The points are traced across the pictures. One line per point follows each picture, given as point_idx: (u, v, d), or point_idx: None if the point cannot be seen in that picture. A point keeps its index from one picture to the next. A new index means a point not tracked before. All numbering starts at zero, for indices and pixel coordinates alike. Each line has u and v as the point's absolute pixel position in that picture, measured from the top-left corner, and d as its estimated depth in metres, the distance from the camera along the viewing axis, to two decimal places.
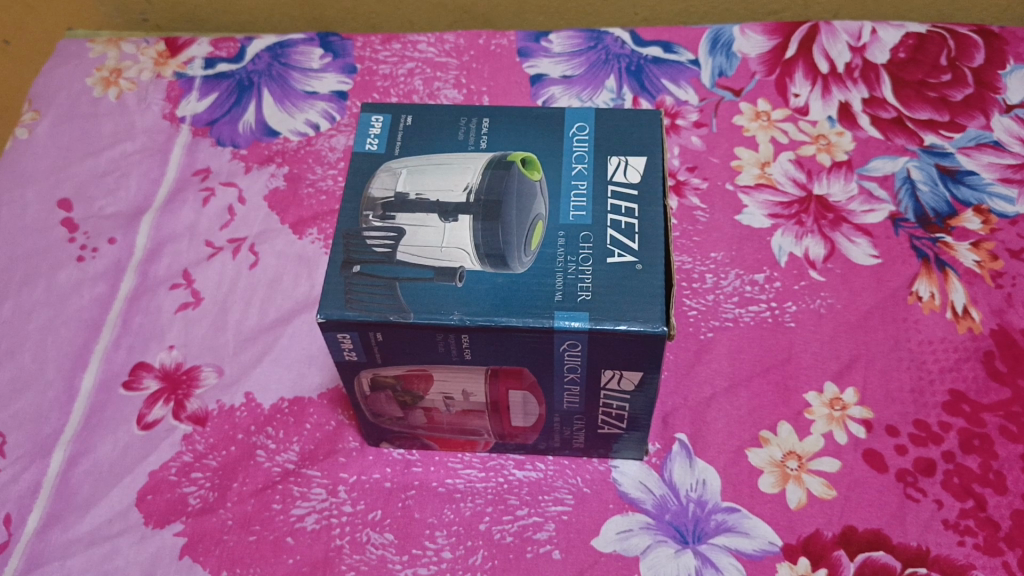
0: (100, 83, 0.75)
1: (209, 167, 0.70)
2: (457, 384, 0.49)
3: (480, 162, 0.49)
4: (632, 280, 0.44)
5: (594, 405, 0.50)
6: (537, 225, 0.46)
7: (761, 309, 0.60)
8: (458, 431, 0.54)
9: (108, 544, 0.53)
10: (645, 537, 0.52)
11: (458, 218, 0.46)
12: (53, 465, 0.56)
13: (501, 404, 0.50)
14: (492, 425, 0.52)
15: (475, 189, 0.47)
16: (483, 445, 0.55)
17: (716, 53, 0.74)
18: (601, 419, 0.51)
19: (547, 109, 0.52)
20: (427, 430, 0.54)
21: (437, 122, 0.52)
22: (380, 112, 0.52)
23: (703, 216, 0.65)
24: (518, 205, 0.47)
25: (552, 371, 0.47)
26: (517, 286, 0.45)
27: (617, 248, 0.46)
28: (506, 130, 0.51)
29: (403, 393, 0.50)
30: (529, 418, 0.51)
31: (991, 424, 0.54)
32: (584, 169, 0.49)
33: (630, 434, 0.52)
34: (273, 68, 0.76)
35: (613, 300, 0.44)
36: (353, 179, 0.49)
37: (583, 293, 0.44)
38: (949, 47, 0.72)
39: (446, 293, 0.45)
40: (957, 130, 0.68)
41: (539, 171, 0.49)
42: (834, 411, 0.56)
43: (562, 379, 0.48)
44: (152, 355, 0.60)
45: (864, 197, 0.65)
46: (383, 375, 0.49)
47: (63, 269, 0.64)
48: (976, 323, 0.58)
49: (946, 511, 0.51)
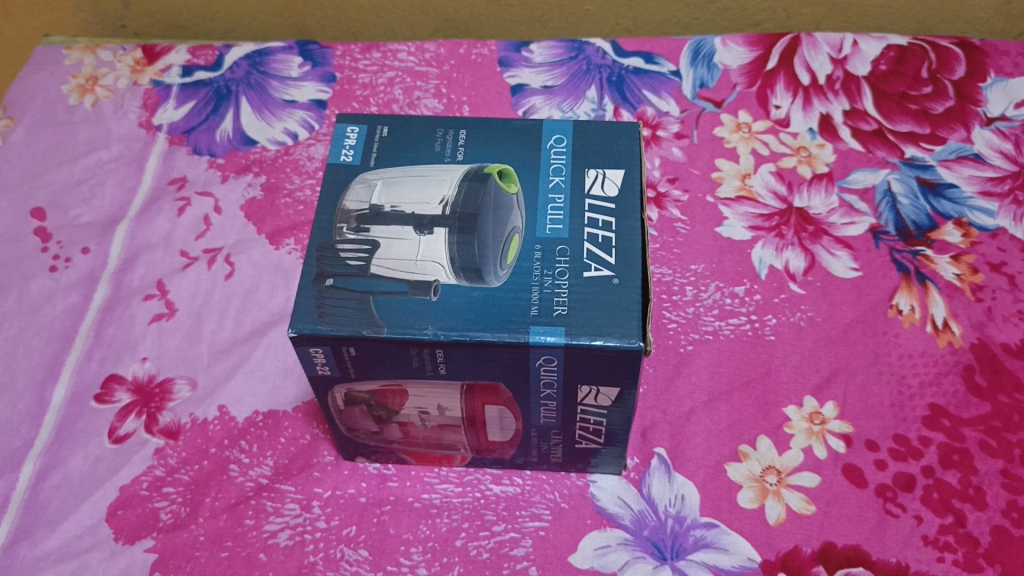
0: (77, 90, 0.74)
1: (185, 176, 0.69)
2: (433, 398, 0.48)
3: (457, 174, 0.48)
4: (609, 293, 0.44)
5: (571, 421, 0.50)
6: (514, 238, 0.46)
7: (741, 322, 0.60)
8: (433, 445, 0.53)
9: (77, 560, 0.52)
10: (623, 553, 0.51)
11: (434, 231, 0.46)
12: (22, 478, 0.55)
13: (478, 419, 0.50)
14: (469, 440, 0.52)
15: (451, 202, 0.47)
16: (460, 460, 0.54)
17: (697, 64, 0.74)
18: (578, 434, 0.51)
19: (525, 121, 0.52)
20: (403, 444, 0.53)
21: (413, 133, 0.51)
22: (356, 123, 0.51)
23: (683, 228, 0.65)
24: (494, 219, 0.46)
25: (529, 387, 0.47)
26: (492, 300, 0.44)
27: (594, 262, 0.45)
28: (484, 142, 0.51)
29: (378, 408, 0.49)
30: (506, 433, 0.51)
31: (971, 440, 0.54)
32: (561, 182, 0.49)
33: (607, 449, 0.52)
34: (252, 77, 0.75)
35: (589, 315, 0.43)
36: (327, 189, 0.48)
37: (559, 308, 0.44)
38: (931, 60, 0.72)
39: (420, 307, 0.44)
40: (938, 143, 0.68)
41: (515, 184, 0.48)
42: (814, 426, 0.55)
43: (538, 394, 0.47)
44: (125, 366, 0.59)
45: (845, 209, 0.65)
46: (358, 389, 0.48)
47: (36, 279, 0.63)
48: (956, 337, 0.58)
49: (926, 527, 0.51)
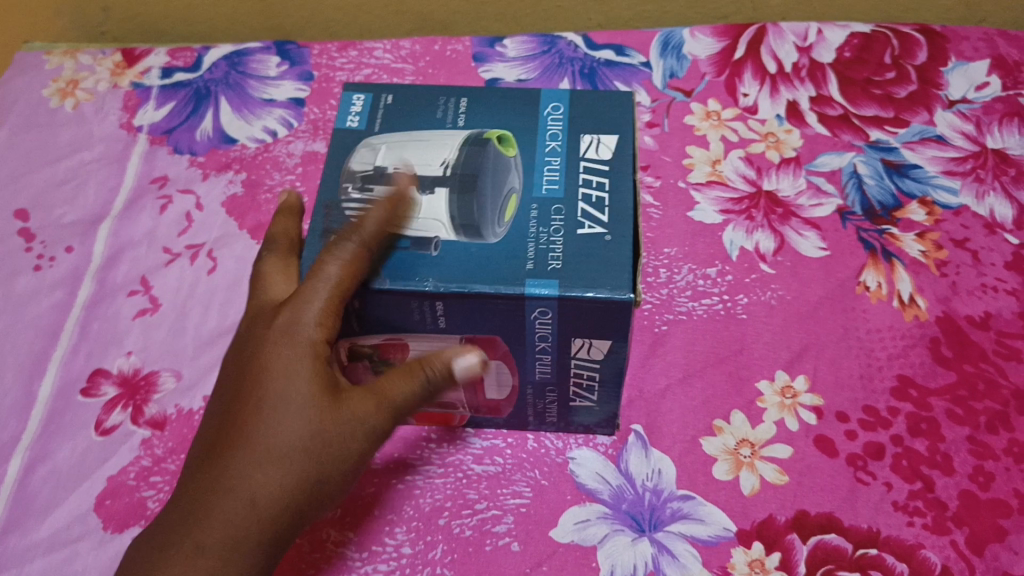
0: (57, 93, 0.75)
1: (167, 174, 0.70)
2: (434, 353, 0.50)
3: (458, 138, 0.50)
4: (604, 248, 0.45)
5: (567, 376, 0.51)
6: (512, 197, 0.47)
7: (713, 302, 0.61)
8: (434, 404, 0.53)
9: (68, 549, 0.53)
10: (602, 527, 0.52)
11: (435, 190, 0.47)
12: (11, 471, 0.56)
13: (476, 375, 0.51)
14: (468, 401, 0.53)
15: (452, 164, 0.48)
16: (459, 418, 0.56)
17: (667, 56, 0.76)
18: (573, 390, 0.52)
19: (524, 89, 0.53)
20: None
21: (416, 101, 0.53)
22: (361, 91, 0.53)
23: (656, 213, 0.66)
24: (493, 179, 0.48)
25: (524, 339, 0.48)
26: (489, 254, 0.45)
27: (588, 218, 0.46)
28: (485, 109, 0.52)
29: (378, 365, 0.50)
30: (501, 394, 0.53)
31: (938, 408, 0.56)
32: (558, 145, 0.50)
33: (601, 406, 0.53)
34: (231, 77, 0.76)
35: (583, 269, 0.45)
36: (335, 152, 0.50)
37: (554, 261, 0.45)
38: (893, 46, 0.74)
39: (421, 261, 0.45)
40: (902, 126, 0.70)
41: (513, 148, 0.50)
42: (785, 399, 0.57)
43: (531, 346, 0.49)
44: (110, 360, 0.60)
45: (813, 191, 0.66)
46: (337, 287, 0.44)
47: (20, 278, 0.64)
48: (922, 311, 0.60)
49: (896, 493, 0.53)
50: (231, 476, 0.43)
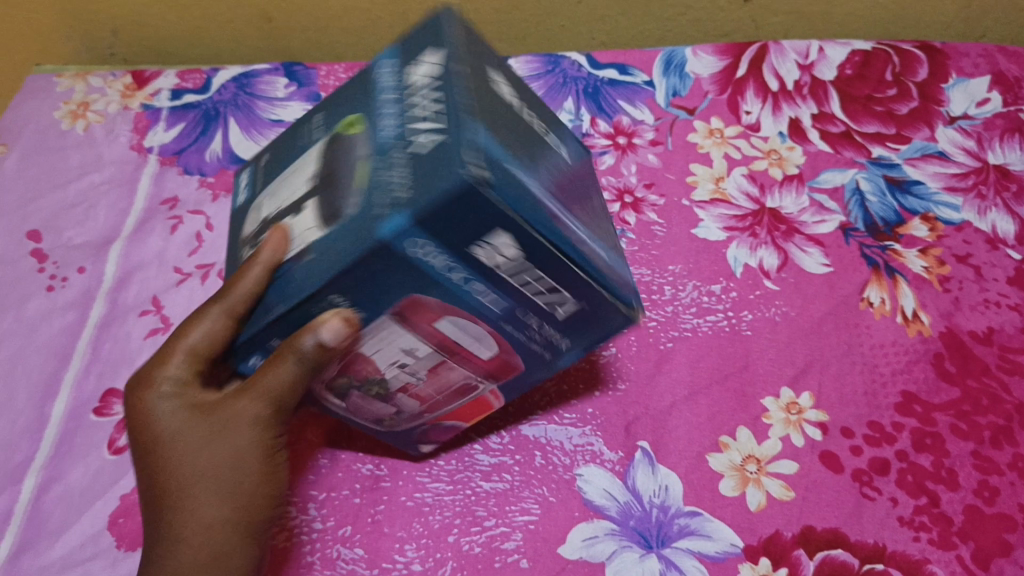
0: (69, 116, 0.77)
1: (176, 196, 0.71)
2: (398, 346, 0.45)
3: (319, 148, 0.47)
4: (479, 99, 0.40)
5: (517, 300, 0.42)
6: (358, 166, 0.40)
7: (718, 319, 0.62)
8: (455, 396, 0.51)
9: (80, 568, 0.53)
10: (610, 543, 0.53)
11: (303, 206, 0.44)
12: (24, 492, 0.56)
13: (448, 343, 0.45)
14: (468, 366, 0.48)
15: (314, 174, 0.45)
16: (495, 397, 0.53)
17: (669, 74, 0.77)
18: (528, 315, 0.44)
19: (363, 70, 0.48)
20: (428, 411, 0.52)
21: (289, 145, 0.52)
22: (247, 168, 0.57)
23: (660, 231, 0.67)
24: (341, 159, 0.43)
25: (431, 278, 0.39)
26: (349, 222, 0.39)
27: (424, 139, 0.38)
28: (340, 108, 0.48)
29: (367, 384, 0.48)
30: (492, 347, 0.46)
31: (942, 423, 0.56)
32: (387, 96, 0.43)
33: (566, 326, 0.46)
34: (239, 98, 0.77)
35: (426, 176, 0.36)
36: (235, 235, 0.53)
37: (394, 193, 0.37)
38: (894, 63, 0.75)
39: (297, 269, 0.41)
40: (904, 142, 0.71)
41: (356, 124, 0.44)
42: (790, 415, 0.57)
43: (441, 277, 0.39)
44: (122, 381, 0.61)
45: (816, 208, 0.67)
46: (186, 339, 0.47)
47: (33, 299, 0.65)
48: (925, 326, 0.60)
49: (901, 509, 0.53)
50: (183, 530, 0.45)
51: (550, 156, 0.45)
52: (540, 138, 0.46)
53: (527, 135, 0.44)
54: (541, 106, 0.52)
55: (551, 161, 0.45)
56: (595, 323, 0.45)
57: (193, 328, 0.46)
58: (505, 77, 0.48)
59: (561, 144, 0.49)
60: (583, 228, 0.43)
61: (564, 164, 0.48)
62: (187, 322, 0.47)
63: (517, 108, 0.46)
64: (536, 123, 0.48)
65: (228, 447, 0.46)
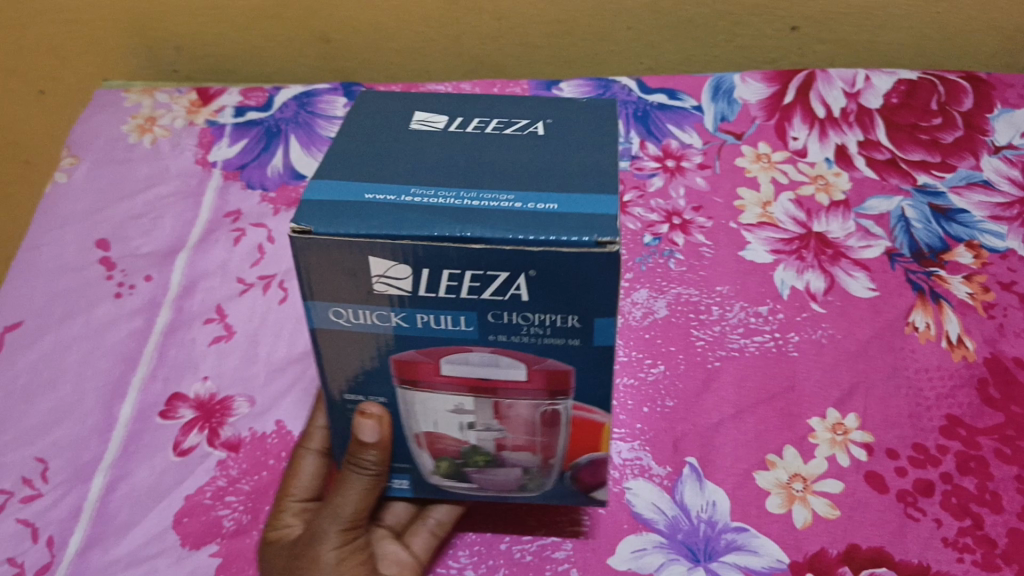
0: (136, 130, 0.81)
1: (239, 209, 0.74)
2: (445, 409, 0.43)
3: None
4: (360, 152, 0.41)
5: (472, 311, 0.38)
6: None
7: (765, 340, 0.63)
8: (549, 430, 0.43)
9: (145, 565, 0.55)
10: (658, 555, 0.54)
11: None
12: (93, 490, 0.59)
13: (481, 382, 0.41)
14: (526, 396, 0.42)
15: None
16: (591, 411, 0.43)
17: (718, 100, 0.80)
18: (504, 327, 0.39)
19: None
20: (539, 464, 0.45)
21: None
22: None
23: (709, 252, 0.69)
24: None
25: (383, 336, 0.40)
26: None
27: None
28: None
29: (469, 456, 0.45)
30: (520, 367, 0.41)
31: (987, 448, 0.57)
32: None
33: (538, 299, 0.37)
34: (300, 116, 0.80)
35: None
36: None
37: None
38: (940, 93, 0.77)
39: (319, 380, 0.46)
40: (948, 170, 0.72)
41: None
42: (836, 436, 0.58)
43: (398, 330, 0.40)
44: (187, 385, 0.64)
45: (861, 233, 0.69)
46: (289, 497, 0.54)
47: (101, 305, 0.68)
48: (970, 352, 0.61)
49: (946, 530, 0.53)
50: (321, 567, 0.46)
51: (499, 149, 0.41)
52: (494, 138, 0.42)
53: (455, 147, 0.42)
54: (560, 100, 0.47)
55: (495, 155, 0.41)
56: (568, 281, 0.36)
57: (295, 481, 0.55)
58: (469, 110, 0.46)
59: (555, 126, 0.44)
60: (518, 198, 0.37)
61: (543, 142, 0.42)
62: (287, 483, 0.55)
63: (465, 129, 0.44)
64: (506, 126, 0.44)
65: (332, 554, 0.47)
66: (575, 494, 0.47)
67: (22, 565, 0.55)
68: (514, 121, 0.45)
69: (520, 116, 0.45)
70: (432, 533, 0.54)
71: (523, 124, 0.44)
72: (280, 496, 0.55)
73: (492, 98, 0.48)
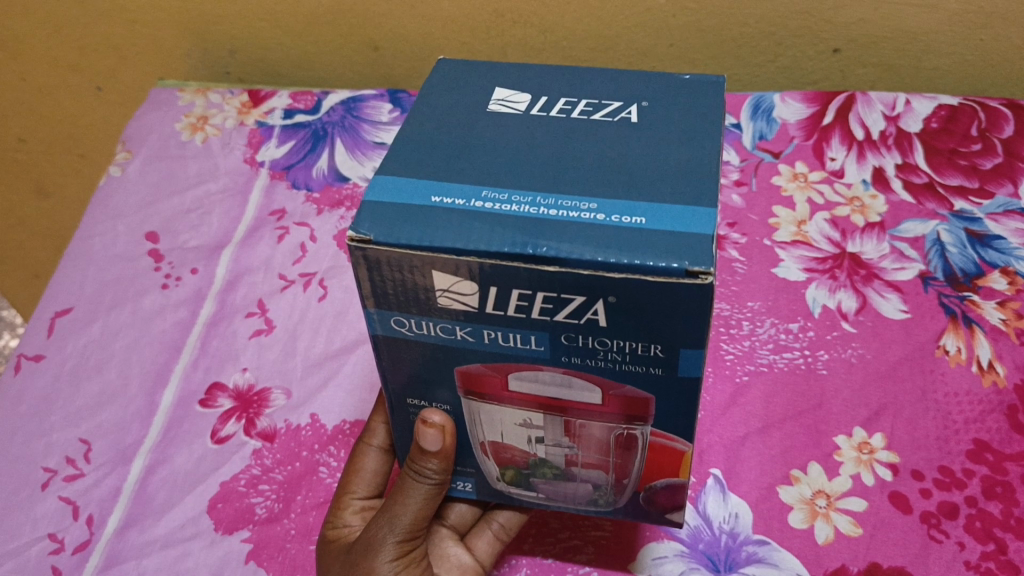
0: (189, 128, 0.84)
1: (285, 208, 0.76)
2: (514, 422, 0.44)
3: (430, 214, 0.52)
4: (441, 143, 0.42)
5: (545, 333, 0.38)
6: None
7: (794, 357, 0.64)
8: (622, 449, 0.44)
9: (180, 547, 0.57)
10: (679, 564, 0.55)
11: None
12: (133, 471, 0.61)
13: (555, 404, 0.42)
14: (601, 419, 0.42)
15: None
16: (676, 439, 0.42)
17: (757, 118, 0.80)
18: (578, 348, 0.39)
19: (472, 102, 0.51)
20: (605, 478, 0.46)
21: None
22: None
23: (741, 268, 0.70)
24: None
25: (448, 349, 0.41)
26: None
27: None
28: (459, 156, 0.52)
29: (538, 467, 0.47)
30: (594, 391, 0.41)
31: (1014, 473, 0.56)
32: None
33: (616, 328, 0.37)
34: (347, 120, 0.82)
35: None
36: None
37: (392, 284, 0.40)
38: (980, 119, 0.76)
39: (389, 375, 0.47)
40: (986, 197, 0.72)
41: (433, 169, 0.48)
42: (862, 455, 0.58)
43: (462, 344, 0.40)
44: (227, 375, 0.66)
45: (896, 255, 0.69)
46: (351, 495, 0.56)
47: (149, 295, 0.71)
48: (1000, 377, 0.61)
49: (968, 553, 0.53)
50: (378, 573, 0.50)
51: (583, 144, 0.41)
52: (586, 128, 0.43)
53: (539, 139, 0.42)
54: (653, 75, 0.47)
55: (584, 148, 0.41)
56: (654, 308, 0.35)
57: (357, 478, 0.56)
58: (554, 89, 0.47)
59: (648, 110, 0.44)
60: (599, 208, 0.37)
61: (638, 132, 0.42)
62: (348, 480, 0.56)
63: (549, 112, 0.44)
64: (595, 110, 0.44)
65: (388, 566, 0.51)
66: (649, 512, 0.48)
67: (63, 541, 0.58)
68: (605, 104, 0.45)
69: (613, 98, 0.45)
70: (496, 538, 0.57)
71: (615, 107, 0.45)
72: (341, 493, 0.56)
73: (586, 71, 0.48)
